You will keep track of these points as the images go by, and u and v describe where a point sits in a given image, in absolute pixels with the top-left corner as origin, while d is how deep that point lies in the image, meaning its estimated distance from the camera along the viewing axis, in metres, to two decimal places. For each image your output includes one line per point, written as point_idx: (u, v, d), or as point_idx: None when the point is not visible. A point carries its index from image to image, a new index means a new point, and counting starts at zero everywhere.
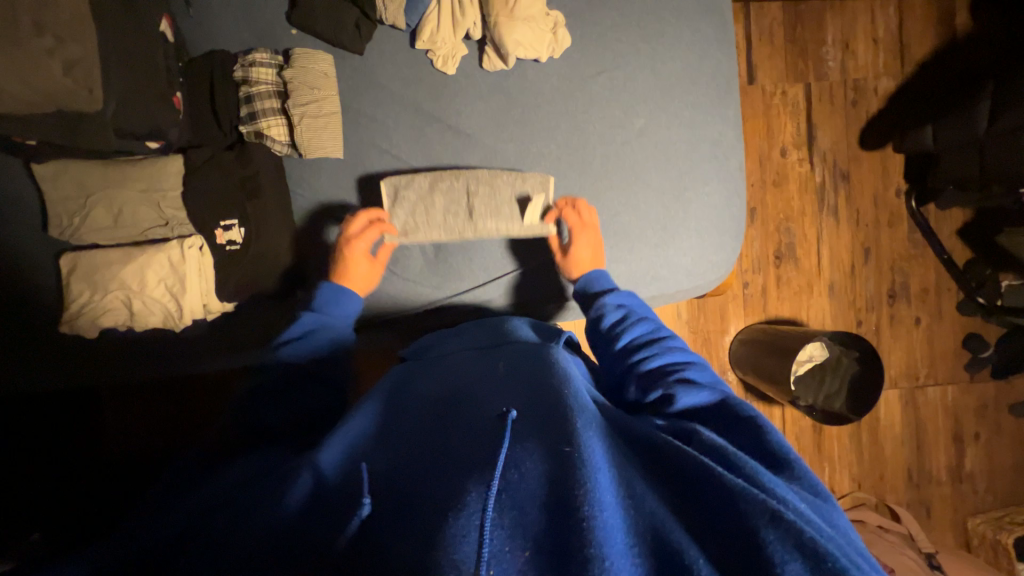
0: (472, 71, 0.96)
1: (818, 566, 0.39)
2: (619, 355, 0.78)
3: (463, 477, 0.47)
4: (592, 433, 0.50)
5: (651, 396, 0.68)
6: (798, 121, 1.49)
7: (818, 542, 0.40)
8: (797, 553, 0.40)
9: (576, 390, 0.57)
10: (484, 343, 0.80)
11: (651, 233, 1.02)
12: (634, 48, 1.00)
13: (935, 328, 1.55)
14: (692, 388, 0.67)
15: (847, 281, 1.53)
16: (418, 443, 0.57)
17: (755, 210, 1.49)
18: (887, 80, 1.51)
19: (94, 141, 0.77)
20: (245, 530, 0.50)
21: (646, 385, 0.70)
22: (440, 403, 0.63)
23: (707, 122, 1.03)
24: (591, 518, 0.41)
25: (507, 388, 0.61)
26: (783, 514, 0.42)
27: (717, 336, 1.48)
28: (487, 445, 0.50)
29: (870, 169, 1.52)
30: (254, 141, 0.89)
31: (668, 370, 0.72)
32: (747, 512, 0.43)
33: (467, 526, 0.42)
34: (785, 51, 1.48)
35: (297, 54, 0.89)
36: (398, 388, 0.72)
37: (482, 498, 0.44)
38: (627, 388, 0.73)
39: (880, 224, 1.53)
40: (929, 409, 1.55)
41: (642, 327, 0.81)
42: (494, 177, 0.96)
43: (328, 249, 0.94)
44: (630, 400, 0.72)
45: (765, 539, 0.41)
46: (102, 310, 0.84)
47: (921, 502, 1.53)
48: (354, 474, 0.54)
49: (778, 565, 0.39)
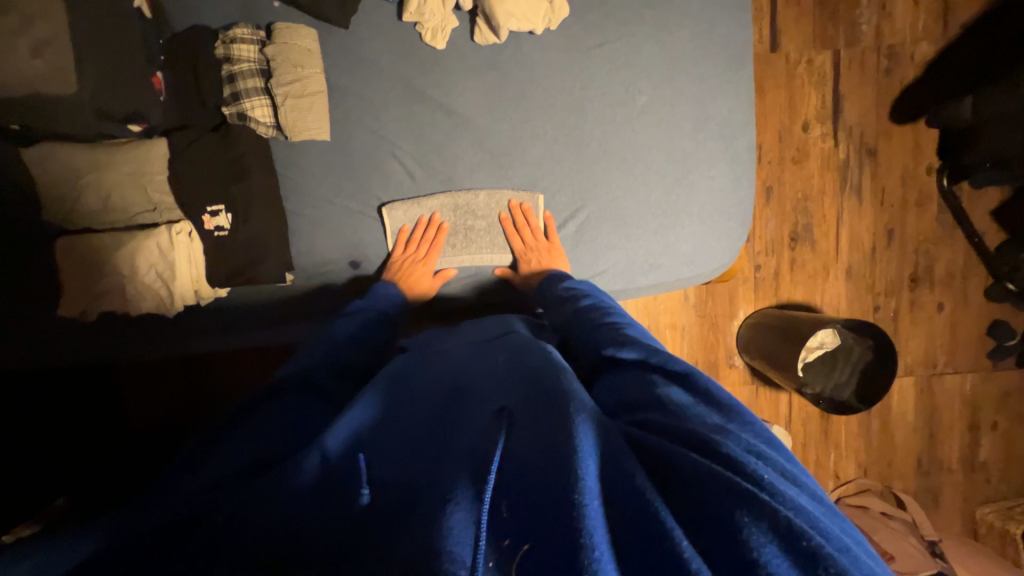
0: (463, 45, 0.91)
1: (794, 547, 0.38)
2: (579, 325, 0.76)
3: (455, 471, 0.47)
4: (587, 419, 0.48)
5: (602, 353, 0.66)
6: (823, 92, 1.39)
7: (794, 522, 0.39)
8: (773, 535, 0.38)
9: (565, 376, 0.55)
10: (481, 337, 0.80)
11: (649, 219, 0.98)
12: (639, 17, 0.93)
13: (959, 314, 1.48)
14: (637, 343, 0.64)
15: (866, 264, 1.46)
16: (413, 436, 0.57)
17: (771, 189, 1.41)
18: (926, 45, 1.39)
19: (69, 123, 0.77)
20: (250, 516, 0.48)
21: (596, 343, 0.69)
22: (437, 396, 0.63)
23: (716, 97, 0.97)
24: (583, 506, 0.40)
25: (503, 380, 0.59)
26: (757, 495, 0.40)
27: (725, 320, 1.44)
28: (483, 441, 0.49)
29: (901, 144, 1.42)
30: (237, 123, 0.87)
31: (618, 328, 0.70)
32: (724, 498, 0.41)
33: (459, 522, 0.41)
34: (813, 14, 1.36)
35: (279, 29, 0.86)
36: (393, 379, 0.70)
37: (473, 497, 0.44)
38: (583, 358, 0.71)
39: (907, 204, 1.44)
40: (945, 397, 1.50)
41: (597, 302, 0.80)
42: (488, 209, 0.97)
43: (321, 235, 0.93)
44: (585, 361, 0.71)
45: (740, 523, 0.39)
46: (93, 296, 0.83)
47: (930, 490, 1.51)
48: (353, 469, 0.53)
49: (757, 550, 0.38)
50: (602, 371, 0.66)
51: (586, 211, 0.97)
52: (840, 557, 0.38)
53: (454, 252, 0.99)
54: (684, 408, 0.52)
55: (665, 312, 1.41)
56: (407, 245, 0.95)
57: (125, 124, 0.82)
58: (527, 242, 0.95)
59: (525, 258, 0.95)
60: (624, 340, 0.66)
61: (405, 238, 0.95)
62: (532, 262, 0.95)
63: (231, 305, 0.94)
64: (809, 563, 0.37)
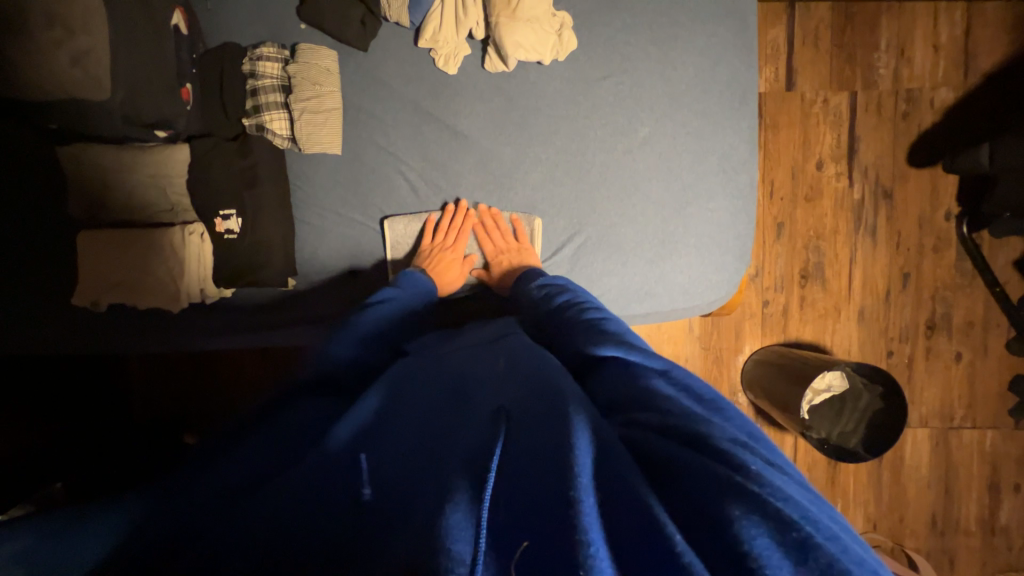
0: (474, 71, 0.95)
1: (784, 538, 0.36)
2: (558, 327, 0.73)
3: (457, 469, 0.46)
4: (584, 417, 0.47)
5: (584, 350, 0.63)
6: (839, 133, 1.39)
7: (783, 510, 0.37)
8: (764, 525, 0.37)
9: (555, 381, 0.55)
10: (484, 338, 0.80)
11: (647, 247, 0.98)
12: (643, 52, 0.96)
13: (978, 365, 1.42)
14: (618, 339, 0.61)
15: (880, 308, 1.42)
16: (415, 426, 0.57)
17: (782, 225, 1.40)
18: (946, 91, 1.38)
19: (102, 126, 0.85)
20: (244, 524, 0.46)
21: (591, 341, 0.63)
22: (439, 393, 0.63)
23: (716, 133, 0.98)
24: (578, 504, 0.39)
25: (502, 385, 0.60)
26: (744, 485, 0.38)
27: (730, 355, 1.41)
28: (483, 442, 0.48)
29: (918, 188, 1.40)
30: (256, 134, 0.92)
31: (597, 323, 0.67)
32: (715, 490, 0.39)
33: (460, 522, 0.40)
34: (831, 56, 1.37)
35: (302, 49, 0.92)
36: (386, 373, 0.70)
37: (474, 496, 0.43)
38: (566, 359, 0.67)
39: (923, 249, 1.41)
40: (962, 453, 1.42)
41: (573, 296, 0.78)
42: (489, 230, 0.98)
43: (328, 246, 0.97)
44: (566, 358, 0.67)
45: (732, 515, 0.37)
46: (106, 289, 0.89)
47: (944, 552, 1.41)
48: (352, 465, 0.52)
49: (748, 542, 0.36)
50: (586, 368, 0.63)
51: (584, 235, 0.98)
52: (830, 545, 0.36)
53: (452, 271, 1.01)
54: (665, 398, 0.50)
55: (669, 342, 1.38)
56: (435, 231, 0.97)
57: (153, 129, 0.89)
58: (505, 246, 0.97)
59: (500, 261, 0.97)
60: (601, 338, 0.62)
61: (433, 227, 0.98)
62: (505, 263, 0.97)
63: (234, 305, 0.98)
64: (800, 554, 0.36)
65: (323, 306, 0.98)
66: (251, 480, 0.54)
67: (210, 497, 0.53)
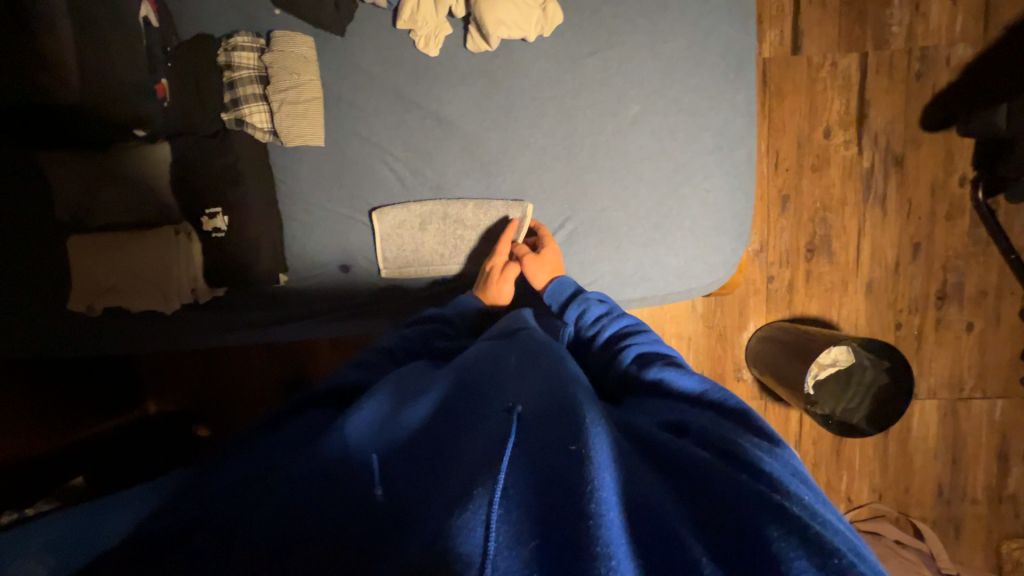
0: (456, 52, 0.92)
1: (825, 562, 0.35)
2: (608, 347, 0.74)
3: (473, 470, 0.42)
4: (601, 427, 0.46)
5: (645, 374, 0.64)
6: (848, 98, 1.32)
7: (827, 538, 0.37)
8: (805, 550, 0.36)
9: (571, 388, 0.52)
10: (494, 333, 0.77)
11: (640, 231, 0.96)
12: (634, 24, 0.91)
13: (989, 335, 1.39)
14: (682, 368, 0.63)
15: (889, 280, 1.38)
16: (428, 429, 0.55)
17: (787, 198, 1.35)
18: (963, 47, 1.30)
19: (91, 135, 0.88)
20: (250, 515, 0.44)
21: (640, 365, 0.67)
22: (450, 392, 0.60)
23: (713, 108, 0.94)
24: (599, 516, 0.37)
25: (517, 383, 0.57)
26: (788, 508, 0.39)
27: (734, 333, 1.40)
28: (496, 438, 0.45)
29: (930, 153, 1.34)
30: (235, 129, 0.90)
31: (660, 353, 0.69)
32: (754, 510, 0.39)
33: (475, 518, 0.37)
34: (839, 15, 1.30)
35: (276, 36, 0.89)
36: (409, 375, 0.68)
37: (490, 492, 0.39)
38: (614, 379, 0.69)
39: (935, 217, 1.36)
40: (971, 423, 1.41)
41: (632, 320, 0.79)
42: (479, 218, 0.97)
43: (318, 240, 0.96)
44: (616, 378, 0.68)
45: (770, 537, 0.37)
46: (101, 290, 0.91)
47: (950, 520, 1.42)
48: (364, 465, 0.50)
49: (787, 563, 0.35)
50: (638, 389, 0.64)
51: (575, 220, 0.96)
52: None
53: (437, 263, 0.99)
54: (723, 425, 0.52)
55: (671, 321, 1.37)
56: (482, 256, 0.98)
57: (130, 130, 0.89)
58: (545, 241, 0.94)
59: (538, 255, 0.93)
60: (663, 365, 0.64)
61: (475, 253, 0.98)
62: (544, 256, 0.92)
63: (224, 306, 0.96)
64: None
65: (317, 303, 0.98)
66: (256, 470, 0.52)
67: (212, 478, 0.53)
